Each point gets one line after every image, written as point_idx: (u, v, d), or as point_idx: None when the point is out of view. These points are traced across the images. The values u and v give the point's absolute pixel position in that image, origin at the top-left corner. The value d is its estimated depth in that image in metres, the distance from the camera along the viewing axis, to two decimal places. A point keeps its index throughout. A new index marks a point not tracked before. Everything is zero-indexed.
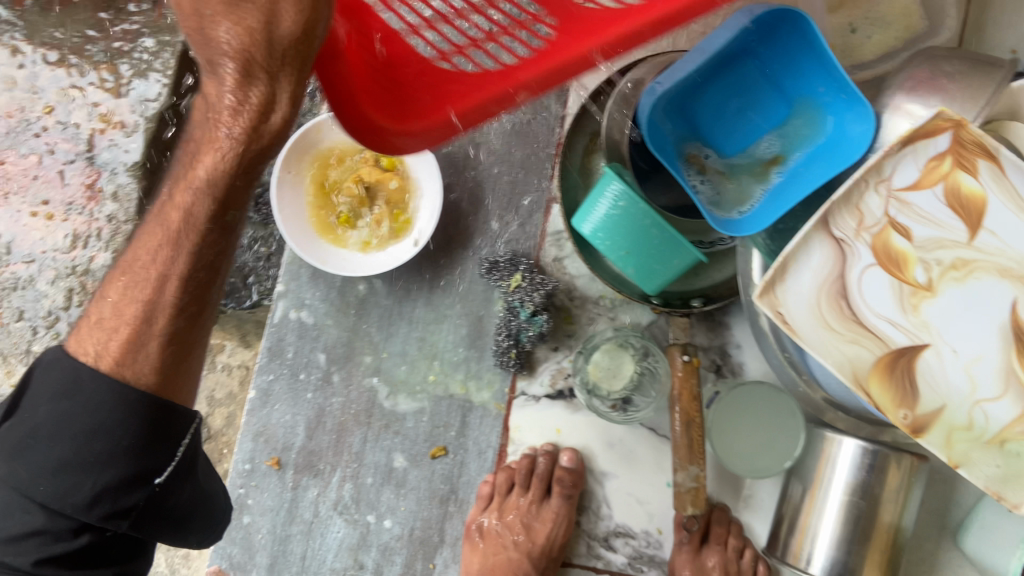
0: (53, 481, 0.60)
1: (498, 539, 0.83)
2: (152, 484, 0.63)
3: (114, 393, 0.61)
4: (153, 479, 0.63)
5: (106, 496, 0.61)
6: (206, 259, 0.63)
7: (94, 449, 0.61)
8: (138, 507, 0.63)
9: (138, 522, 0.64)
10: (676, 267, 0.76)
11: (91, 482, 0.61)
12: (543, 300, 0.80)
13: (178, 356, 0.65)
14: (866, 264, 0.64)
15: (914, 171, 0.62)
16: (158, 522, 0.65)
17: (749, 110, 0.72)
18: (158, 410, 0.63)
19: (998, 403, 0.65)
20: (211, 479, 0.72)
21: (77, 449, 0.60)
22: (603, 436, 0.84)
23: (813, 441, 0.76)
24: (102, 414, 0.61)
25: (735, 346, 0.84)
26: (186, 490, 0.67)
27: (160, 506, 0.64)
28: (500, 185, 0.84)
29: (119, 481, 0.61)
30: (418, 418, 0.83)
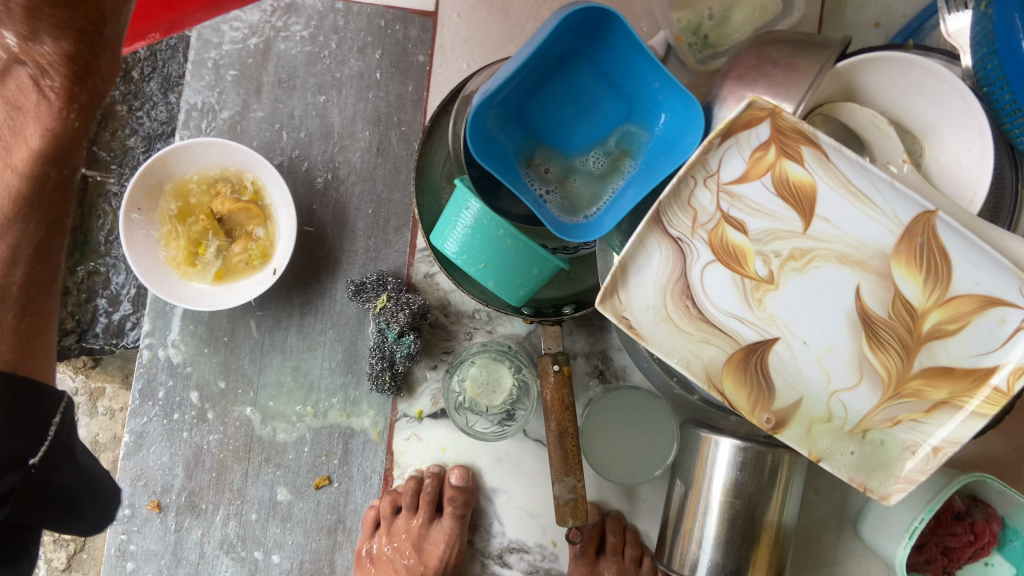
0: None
1: (390, 563, 0.82)
2: (26, 467, 0.52)
3: None
4: (27, 460, 0.52)
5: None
6: (44, 226, 0.58)
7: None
8: (14, 493, 0.52)
9: (19, 507, 0.52)
10: (536, 276, 0.74)
11: None
12: (408, 320, 0.77)
13: (38, 333, 0.58)
14: (706, 261, 0.63)
15: (741, 163, 0.61)
16: (39, 507, 0.54)
17: (587, 111, 0.70)
18: (11, 383, 0.52)
19: (853, 392, 0.63)
20: (94, 478, 0.61)
21: None
22: (489, 452, 0.82)
23: (689, 439, 0.75)
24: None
25: (616, 350, 0.82)
26: (69, 469, 0.56)
27: (38, 491, 0.53)
28: (364, 204, 0.82)
29: None
30: (299, 449, 0.82)
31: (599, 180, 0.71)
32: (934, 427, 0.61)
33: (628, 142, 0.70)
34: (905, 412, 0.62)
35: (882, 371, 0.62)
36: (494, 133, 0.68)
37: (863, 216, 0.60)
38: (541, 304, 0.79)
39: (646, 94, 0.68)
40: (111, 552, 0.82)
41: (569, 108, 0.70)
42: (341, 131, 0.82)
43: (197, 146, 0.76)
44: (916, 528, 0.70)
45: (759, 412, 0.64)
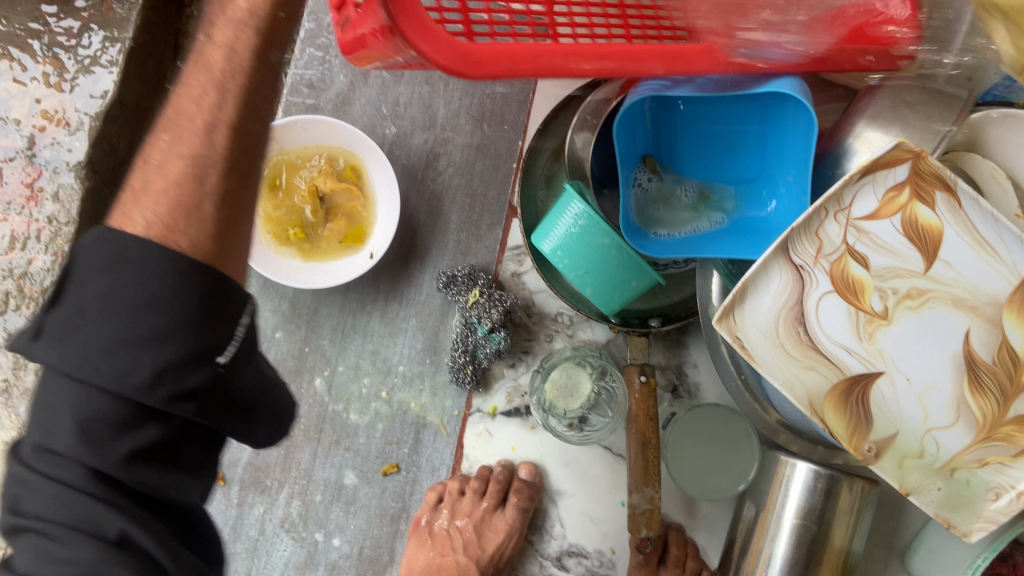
0: (105, 364, 0.46)
1: (449, 540, 0.83)
2: (215, 364, 0.50)
3: (160, 256, 0.48)
4: (216, 358, 0.50)
5: (170, 375, 0.48)
6: (251, 105, 0.53)
7: (150, 323, 0.47)
8: (202, 390, 0.49)
9: (205, 408, 0.50)
10: (635, 289, 0.75)
11: (151, 359, 0.47)
12: (500, 317, 0.78)
13: (231, 224, 0.53)
14: (824, 291, 0.64)
15: (872, 200, 0.63)
16: (220, 413, 0.52)
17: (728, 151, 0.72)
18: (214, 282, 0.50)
19: (948, 431, 0.65)
20: (277, 397, 0.59)
21: (129, 324, 0.47)
22: (558, 455, 0.83)
23: (768, 463, 0.76)
24: (155, 311, 0.47)
25: (691, 366, 0.84)
26: (251, 374, 0.54)
27: (224, 392, 0.52)
28: (459, 199, 0.83)
29: (180, 358, 0.48)
30: (370, 434, 0.81)
31: (691, 205, 0.72)
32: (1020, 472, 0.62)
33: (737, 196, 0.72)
34: (994, 455, 0.64)
35: (978, 414, 0.64)
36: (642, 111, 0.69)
37: (984, 265, 0.62)
38: (628, 314, 0.80)
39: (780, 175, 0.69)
40: None
41: (715, 139, 0.71)
42: (442, 123, 0.82)
43: (309, 122, 0.75)
44: (979, 565, 0.71)
45: (858, 442, 0.66)
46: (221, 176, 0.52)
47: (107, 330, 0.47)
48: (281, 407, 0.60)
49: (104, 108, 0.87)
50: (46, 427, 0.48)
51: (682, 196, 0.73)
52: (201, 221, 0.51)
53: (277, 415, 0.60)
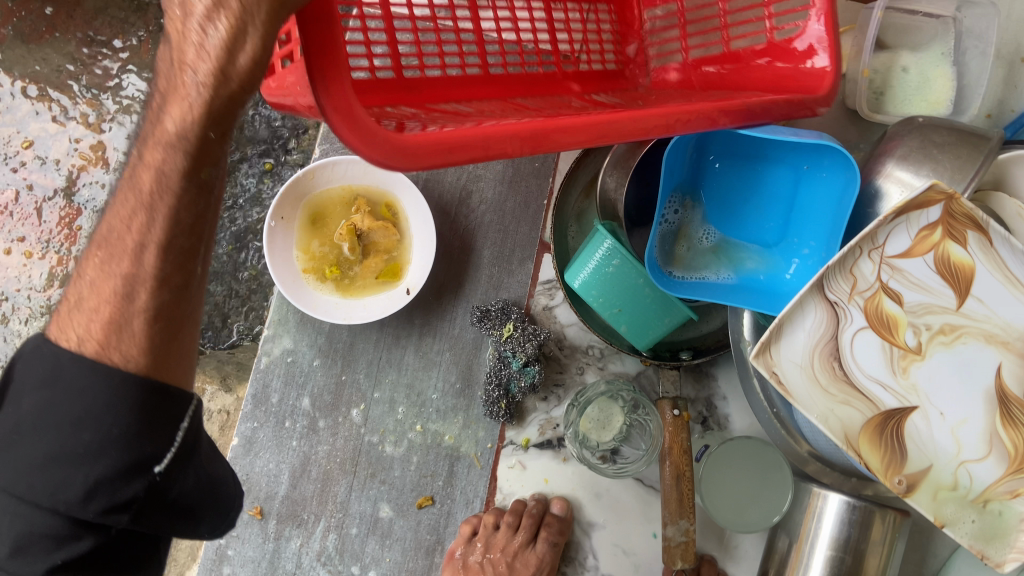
0: (40, 481, 0.51)
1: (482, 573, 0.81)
2: (153, 473, 0.53)
3: (91, 372, 0.52)
4: (152, 469, 0.53)
5: (103, 489, 0.51)
6: (184, 222, 0.54)
7: (83, 439, 0.51)
8: (136, 500, 0.53)
9: (140, 516, 0.54)
10: (668, 324, 0.76)
11: (84, 475, 0.51)
12: (534, 351, 0.79)
13: (169, 335, 0.55)
14: (858, 326, 0.66)
15: (906, 239, 0.64)
16: (159, 519, 0.55)
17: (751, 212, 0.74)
18: (149, 393, 0.53)
19: (981, 463, 0.66)
20: (228, 498, 0.62)
21: (63, 441, 0.51)
22: (591, 487, 0.84)
23: (801, 494, 0.77)
24: (87, 430, 0.51)
25: (721, 398, 0.85)
26: (190, 477, 0.57)
27: (162, 499, 0.55)
28: (491, 235, 0.84)
29: (116, 471, 0.52)
30: (405, 466, 0.82)
31: (709, 256, 0.74)
32: None
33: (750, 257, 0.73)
34: None
35: (1011, 447, 0.65)
36: (683, 153, 0.71)
37: (1014, 301, 0.64)
38: (657, 347, 0.82)
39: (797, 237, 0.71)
40: (208, 556, 0.82)
41: (742, 198, 0.74)
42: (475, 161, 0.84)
43: (347, 163, 0.77)
44: None
45: (892, 476, 0.66)
46: (152, 294, 0.54)
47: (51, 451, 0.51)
48: (228, 507, 0.62)
49: None
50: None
51: (700, 239, 0.75)
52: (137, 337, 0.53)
53: (224, 507, 0.61)
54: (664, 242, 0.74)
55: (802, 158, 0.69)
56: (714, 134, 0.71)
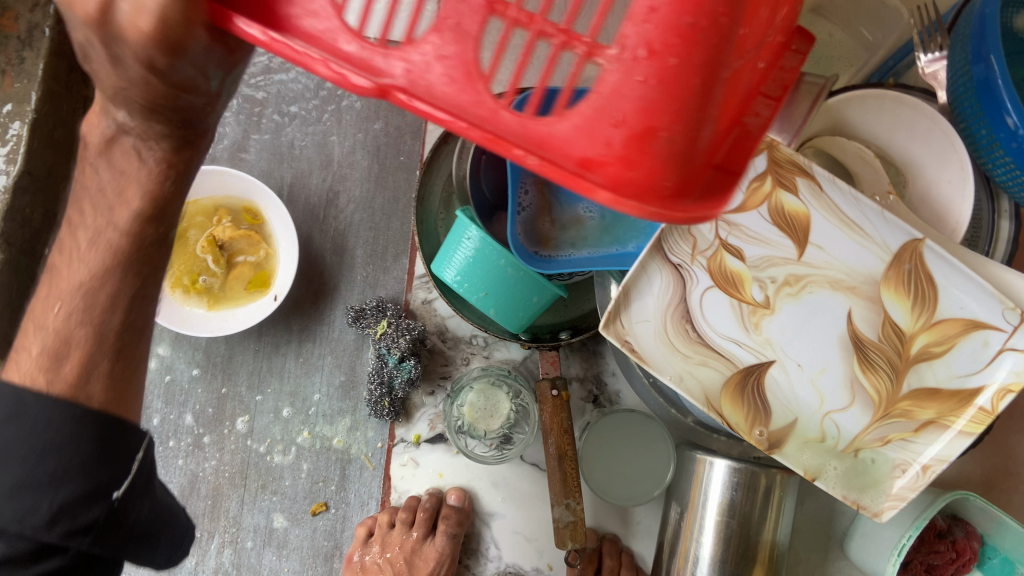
0: (4, 509, 0.49)
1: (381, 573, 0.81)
2: (111, 499, 0.52)
3: (54, 409, 0.50)
4: (112, 494, 0.52)
5: (65, 514, 0.50)
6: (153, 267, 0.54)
7: (46, 467, 0.49)
8: (97, 523, 0.52)
9: (103, 538, 0.53)
10: (537, 304, 0.76)
11: (48, 501, 0.49)
12: (408, 345, 0.79)
13: (127, 372, 0.54)
14: (705, 286, 0.65)
15: (738, 194, 0.64)
16: (117, 544, 0.54)
17: None
18: (107, 426, 0.52)
19: (846, 413, 0.65)
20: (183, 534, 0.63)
21: (25, 469, 0.49)
22: (486, 476, 0.83)
23: (687, 462, 0.76)
24: (45, 474, 0.49)
25: (611, 374, 0.84)
26: (146, 505, 0.56)
27: (119, 524, 0.54)
28: (362, 233, 0.83)
29: (78, 494, 0.50)
30: (296, 475, 0.82)
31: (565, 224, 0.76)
32: (923, 446, 0.62)
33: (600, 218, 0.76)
34: (895, 432, 0.64)
35: (873, 393, 0.64)
36: None
37: (855, 246, 0.63)
38: (537, 330, 0.81)
39: None
40: None
41: None
42: (338, 161, 0.84)
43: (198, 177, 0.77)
44: (905, 544, 0.71)
45: (755, 430, 0.66)
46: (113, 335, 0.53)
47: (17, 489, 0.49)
48: (175, 535, 0.61)
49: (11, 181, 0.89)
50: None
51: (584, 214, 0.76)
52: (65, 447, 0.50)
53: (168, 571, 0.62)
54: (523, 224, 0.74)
55: None
56: None
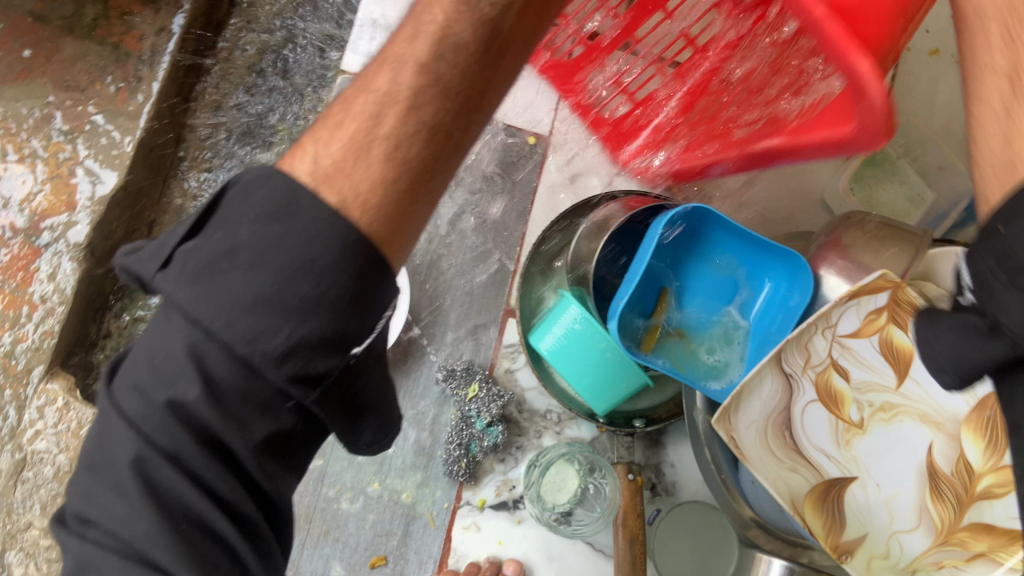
0: (241, 321, 0.39)
1: None
2: (349, 355, 0.42)
3: (328, 229, 0.40)
4: (351, 348, 0.42)
5: (302, 352, 0.40)
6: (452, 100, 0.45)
7: (299, 289, 0.40)
8: (330, 377, 0.42)
9: (326, 397, 0.43)
10: (626, 388, 0.79)
11: (290, 329, 0.39)
12: (498, 412, 0.83)
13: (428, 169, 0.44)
14: (809, 398, 0.72)
15: (855, 321, 0.71)
16: (336, 412, 0.44)
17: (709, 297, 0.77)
18: (370, 266, 0.42)
19: (911, 534, 0.69)
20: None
21: (280, 286, 0.40)
22: (544, 549, 0.85)
23: (745, 559, 0.79)
24: (318, 247, 0.40)
25: (669, 465, 0.89)
26: (375, 374, 0.46)
27: (347, 389, 0.44)
28: (460, 296, 0.88)
29: (323, 338, 0.40)
30: (361, 524, 0.82)
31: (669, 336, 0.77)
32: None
33: (706, 340, 0.77)
34: (952, 559, 0.66)
35: (938, 520, 0.68)
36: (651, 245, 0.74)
37: None
38: (613, 415, 0.85)
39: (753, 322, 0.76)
40: None
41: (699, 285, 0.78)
42: (447, 228, 0.89)
43: None
44: None
45: (831, 540, 0.69)
46: (400, 117, 0.44)
47: (315, 162, 0.43)
48: (389, 418, 0.48)
49: (109, 194, 0.89)
50: (132, 364, 0.43)
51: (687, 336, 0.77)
52: (368, 166, 0.43)
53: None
54: (627, 329, 0.75)
55: (754, 258, 0.75)
56: (689, 220, 0.74)
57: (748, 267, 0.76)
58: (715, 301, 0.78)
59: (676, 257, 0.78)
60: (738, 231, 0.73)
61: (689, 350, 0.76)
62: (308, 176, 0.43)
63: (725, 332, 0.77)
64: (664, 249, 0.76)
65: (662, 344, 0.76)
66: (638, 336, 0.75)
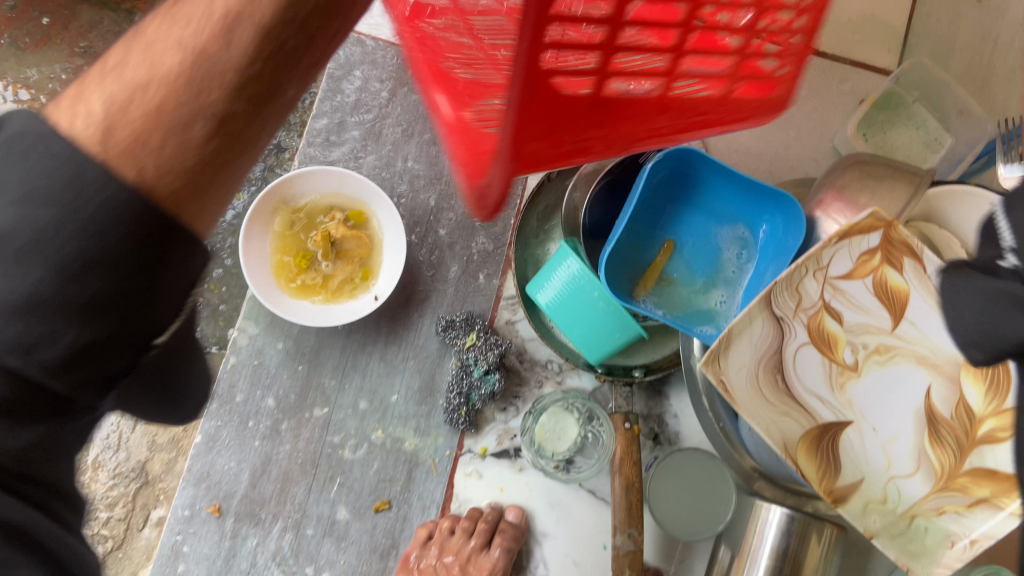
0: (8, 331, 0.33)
1: None
2: (151, 345, 0.38)
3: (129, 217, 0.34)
4: (153, 339, 0.38)
5: (89, 358, 0.36)
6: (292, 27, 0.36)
7: (88, 290, 0.34)
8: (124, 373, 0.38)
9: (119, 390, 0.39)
10: (619, 338, 0.78)
11: (74, 336, 0.34)
12: (496, 360, 0.84)
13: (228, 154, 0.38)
14: (802, 342, 0.70)
15: (849, 262, 0.69)
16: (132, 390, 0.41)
17: (700, 249, 0.77)
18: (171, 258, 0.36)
19: (910, 479, 0.68)
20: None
21: (64, 286, 0.34)
22: (545, 496, 0.86)
23: (744, 507, 0.79)
24: (110, 239, 0.34)
25: (672, 416, 0.88)
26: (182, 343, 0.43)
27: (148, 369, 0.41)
28: (460, 248, 0.89)
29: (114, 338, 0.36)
30: (365, 470, 0.85)
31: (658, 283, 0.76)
32: (975, 521, 0.63)
33: (693, 292, 0.76)
34: (951, 505, 0.65)
35: (937, 466, 0.67)
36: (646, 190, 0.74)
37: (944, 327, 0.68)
38: (612, 365, 0.85)
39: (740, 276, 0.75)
40: (163, 550, 0.82)
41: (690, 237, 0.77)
42: (447, 181, 0.90)
43: (324, 173, 0.82)
44: None
45: (824, 485, 0.69)
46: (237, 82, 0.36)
47: (126, 56, 0.37)
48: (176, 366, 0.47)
49: None
50: None
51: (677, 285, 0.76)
52: (182, 145, 0.36)
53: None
54: (617, 274, 0.75)
55: (748, 209, 0.75)
56: (685, 167, 0.74)
57: (743, 214, 0.75)
58: (708, 249, 0.77)
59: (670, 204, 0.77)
60: (731, 174, 0.73)
61: (675, 299, 0.76)
62: (91, 138, 0.34)
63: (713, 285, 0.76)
64: (657, 194, 0.76)
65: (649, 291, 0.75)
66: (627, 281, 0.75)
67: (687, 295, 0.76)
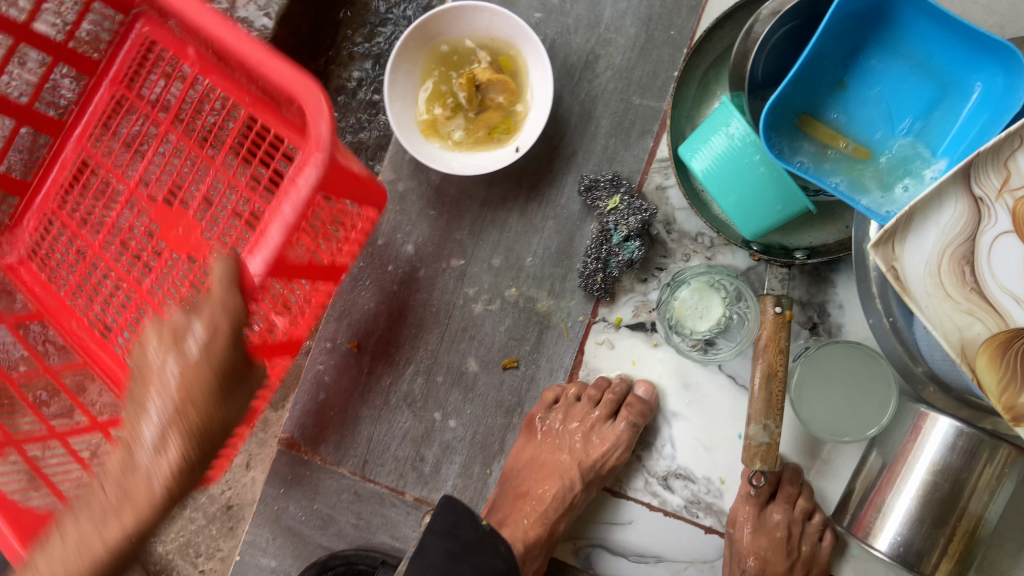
0: None
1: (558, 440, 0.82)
2: None
3: None
4: None
5: None
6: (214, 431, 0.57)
7: None
8: None
9: None
10: (782, 213, 0.70)
11: None
12: (638, 226, 0.77)
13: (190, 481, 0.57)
14: (1004, 230, 0.52)
15: None
16: None
17: (900, 110, 0.63)
18: None
19: None
20: None
21: None
22: (679, 376, 0.81)
23: (905, 413, 0.70)
24: None
25: (837, 306, 0.79)
26: None
27: None
28: (614, 100, 0.82)
29: None
30: (496, 326, 0.84)
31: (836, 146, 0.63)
32: None
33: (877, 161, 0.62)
34: None
35: None
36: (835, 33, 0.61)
37: None
38: (770, 244, 0.76)
39: (941, 145, 0.60)
40: (308, 377, 0.88)
41: (894, 96, 0.63)
42: (607, 26, 0.82)
43: (473, 12, 0.77)
44: None
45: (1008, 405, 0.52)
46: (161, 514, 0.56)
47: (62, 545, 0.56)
48: None
49: None
50: None
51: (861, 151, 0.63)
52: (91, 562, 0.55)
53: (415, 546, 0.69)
54: (782, 133, 0.64)
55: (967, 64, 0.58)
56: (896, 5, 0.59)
57: (958, 72, 0.59)
58: (908, 113, 0.62)
59: (860, 53, 0.63)
60: (942, 16, 0.57)
61: (854, 167, 0.63)
62: None
63: (910, 155, 0.62)
64: (844, 40, 0.62)
65: (822, 153, 0.64)
66: (799, 140, 0.64)
67: (871, 164, 0.62)
